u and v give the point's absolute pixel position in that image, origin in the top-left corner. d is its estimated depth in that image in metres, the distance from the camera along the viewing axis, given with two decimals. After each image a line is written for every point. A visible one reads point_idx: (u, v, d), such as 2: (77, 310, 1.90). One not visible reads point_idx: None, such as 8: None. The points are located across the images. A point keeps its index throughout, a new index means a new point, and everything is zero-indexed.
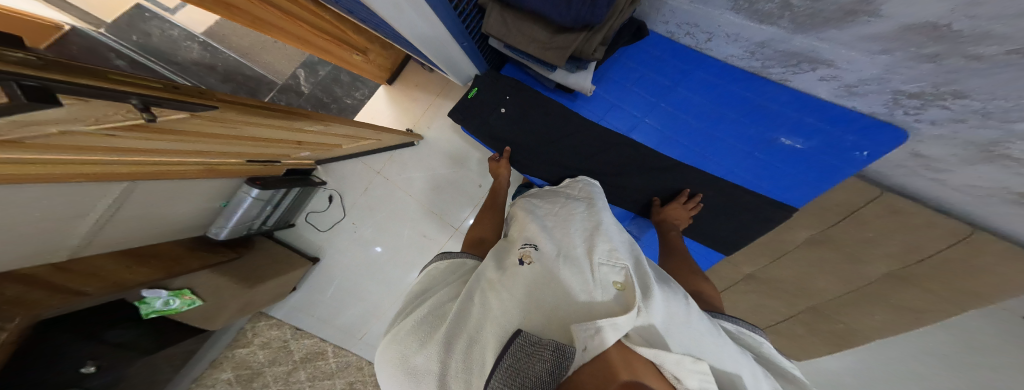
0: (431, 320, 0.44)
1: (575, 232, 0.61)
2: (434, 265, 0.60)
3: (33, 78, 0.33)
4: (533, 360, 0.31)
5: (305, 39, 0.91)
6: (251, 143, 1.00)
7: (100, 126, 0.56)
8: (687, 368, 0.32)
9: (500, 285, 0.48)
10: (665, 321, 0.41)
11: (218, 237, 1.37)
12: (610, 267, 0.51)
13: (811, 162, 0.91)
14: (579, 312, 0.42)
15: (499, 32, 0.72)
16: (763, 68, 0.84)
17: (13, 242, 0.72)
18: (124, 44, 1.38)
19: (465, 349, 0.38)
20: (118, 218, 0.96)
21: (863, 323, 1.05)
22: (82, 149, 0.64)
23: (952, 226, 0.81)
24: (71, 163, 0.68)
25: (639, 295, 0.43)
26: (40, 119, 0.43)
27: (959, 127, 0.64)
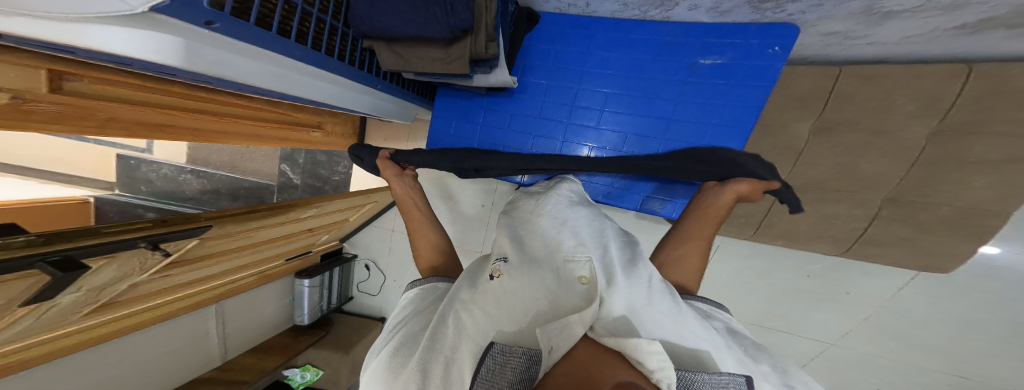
0: (404, 347, 0.44)
1: (544, 229, 0.58)
2: (405, 297, 0.57)
3: (56, 252, 0.41)
4: (505, 370, 0.33)
5: (256, 135, 0.94)
6: (274, 244, 1.10)
7: (151, 273, 0.67)
8: (647, 350, 0.30)
9: (473, 302, 0.45)
10: (631, 308, 0.41)
11: (304, 322, 1.56)
12: (578, 262, 0.48)
13: (738, 77, 0.71)
14: (543, 312, 0.41)
15: (397, 64, 0.55)
16: (645, 13, 0.72)
17: (150, 375, 0.94)
18: (140, 197, 1.49)
19: (440, 370, 0.39)
20: (229, 328, 1.22)
21: (974, 199, 0.73)
22: (148, 296, 0.79)
23: (943, 67, 0.70)
24: (141, 313, 0.82)
25: (602, 284, 0.42)
26: (97, 280, 0.54)
27: (827, 8, 0.55)
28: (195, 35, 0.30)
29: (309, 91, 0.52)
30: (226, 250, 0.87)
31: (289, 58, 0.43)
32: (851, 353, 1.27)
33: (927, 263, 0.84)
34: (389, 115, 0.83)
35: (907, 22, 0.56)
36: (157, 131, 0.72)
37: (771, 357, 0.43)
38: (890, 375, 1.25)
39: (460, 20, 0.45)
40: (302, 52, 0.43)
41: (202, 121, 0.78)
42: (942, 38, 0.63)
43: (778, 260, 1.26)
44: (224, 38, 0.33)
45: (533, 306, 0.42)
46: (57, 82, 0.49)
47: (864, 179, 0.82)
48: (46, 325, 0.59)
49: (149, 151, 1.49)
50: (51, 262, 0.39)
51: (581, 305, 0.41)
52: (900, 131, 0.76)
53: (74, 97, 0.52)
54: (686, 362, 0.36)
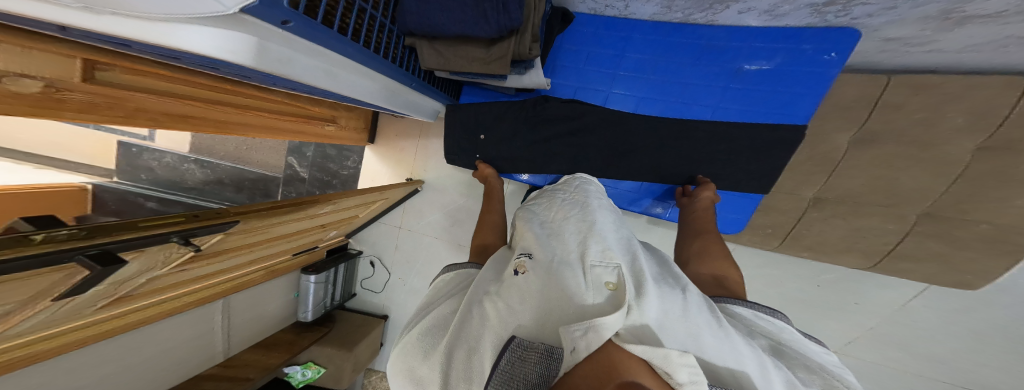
0: (434, 330, 0.46)
1: (570, 230, 0.55)
2: (441, 277, 0.59)
3: (94, 245, 0.39)
4: (524, 364, 0.31)
5: (274, 127, 0.92)
6: (285, 240, 1.08)
7: (171, 267, 0.66)
8: (675, 362, 0.26)
9: (498, 294, 0.44)
10: (660, 319, 0.35)
11: (307, 319, 1.55)
12: (605, 268, 0.44)
13: (778, 85, 0.70)
14: (565, 311, 0.37)
15: (437, 63, 0.53)
16: (687, 16, 0.69)
17: (165, 366, 0.94)
18: (138, 185, 1.46)
19: (464, 358, 0.38)
20: (234, 322, 1.21)
21: (1008, 216, 0.71)
22: (163, 289, 0.77)
23: (999, 79, 0.66)
24: (155, 305, 0.81)
25: (630, 292, 0.38)
26: (124, 275, 0.51)
27: (898, 12, 0.53)
28: (273, 37, 0.29)
29: (354, 89, 0.51)
30: (242, 245, 0.85)
31: (344, 56, 0.41)
32: (855, 362, 1.24)
33: (959, 280, 0.82)
34: (413, 114, 0.81)
35: (983, 28, 0.54)
36: (181, 122, 0.70)
37: (834, 378, 0.35)
38: None
39: (509, 19, 0.43)
40: (353, 49, 0.41)
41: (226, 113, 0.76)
42: (1004, 49, 0.61)
43: (792, 270, 1.22)
44: (293, 35, 0.31)
45: (554, 302, 0.39)
46: (91, 72, 0.48)
47: (901, 192, 0.80)
48: (63, 319, 0.57)
49: (151, 138, 1.47)
50: (91, 254, 0.38)
51: (606, 307, 0.36)
52: (946, 145, 0.73)
53: (106, 87, 0.51)
54: (727, 382, 0.31)
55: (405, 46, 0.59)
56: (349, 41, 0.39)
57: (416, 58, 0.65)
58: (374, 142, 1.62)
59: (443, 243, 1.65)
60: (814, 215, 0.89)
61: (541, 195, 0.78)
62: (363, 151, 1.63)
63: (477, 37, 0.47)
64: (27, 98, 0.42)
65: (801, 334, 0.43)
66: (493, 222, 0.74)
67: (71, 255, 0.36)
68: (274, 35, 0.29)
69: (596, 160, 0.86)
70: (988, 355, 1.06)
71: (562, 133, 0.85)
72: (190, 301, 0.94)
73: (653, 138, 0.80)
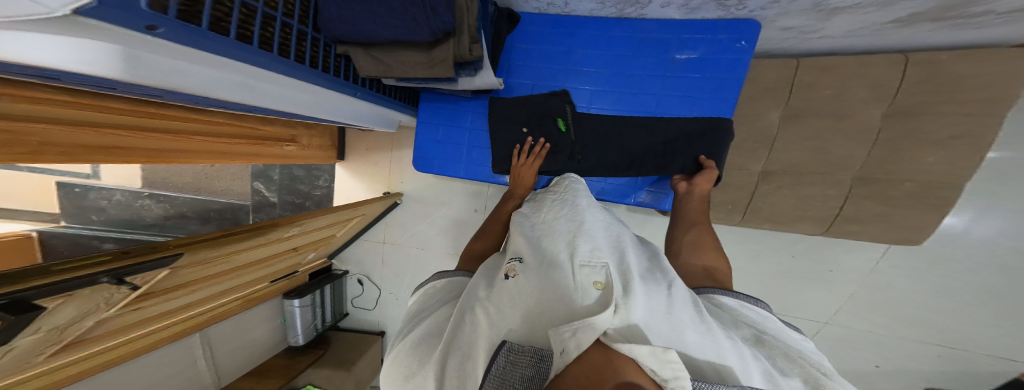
0: (428, 339, 0.46)
1: (559, 231, 0.54)
2: (431, 284, 0.59)
3: (4, 295, 0.37)
4: (514, 368, 0.33)
5: (220, 150, 0.89)
6: (258, 266, 1.02)
7: (120, 307, 0.62)
8: (659, 358, 0.28)
9: (489, 299, 0.45)
10: (648, 317, 0.35)
11: (299, 342, 1.48)
12: (594, 267, 0.44)
13: (707, 72, 0.75)
14: (553, 312, 0.38)
15: (376, 70, 0.54)
16: (622, 11, 0.74)
17: None
18: (88, 227, 1.38)
19: (457, 364, 0.40)
20: (219, 353, 1.15)
21: (922, 173, 0.78)
22: (128, 327, 0.73)
23: (888, 57, 0.76)
24: (123, 345, 0.77)
25: (618, 291, 0.38)
26: (52, 323, 0.48)
27: (782, 5, 0.60)
28: (144, 45, 0.27)
29: (278, 101, 0.51)
30: (203, 278, 0.80)
31: (253, 67, 0.40)
32: (842, 330, 1.29)
33: (899, 237, 0.86)
34: (369, 124, 0.81)
35: (851, 17, 0.61)
36: (107, 154, 0.67)
37: (812, 367, 0.39)
38: (896, 360, 1.26)
39: (441, 22, 0.45)
40: (263, 58, 0.40)
41: (159, 141, 0.74)
42: (878, 32, 0.68)
43: (764, 242, 1.28)
44: (171, 43, 0.29)
45: (542, 305, 0.40)
46: None
47: (832, 160, 0.85)
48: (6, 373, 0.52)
49: (97, 176, 1.39)
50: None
51: (595, 308, 0.36)
52: (857, 115, 0.80)
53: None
54: (708, 376, 0.32)
55: (339, 55, 0.60)
56: (254, 50, 0.38)
57: (354, 67, 0.65)
58: (344, 158, 1.60)
59: (431, 252, 1.62)
60: (765, 187, 0.93)
61: (530, 200, 0.75)
62: (334, 169, 1.61)
63: (413, 41, 0.49)
64: None
65: (780, 322, 0.48)
66: None
67: None
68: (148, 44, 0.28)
69: (564, 154, 0.83)
70: (945, 307, 1.14)
71: (525, 130, 0.83)
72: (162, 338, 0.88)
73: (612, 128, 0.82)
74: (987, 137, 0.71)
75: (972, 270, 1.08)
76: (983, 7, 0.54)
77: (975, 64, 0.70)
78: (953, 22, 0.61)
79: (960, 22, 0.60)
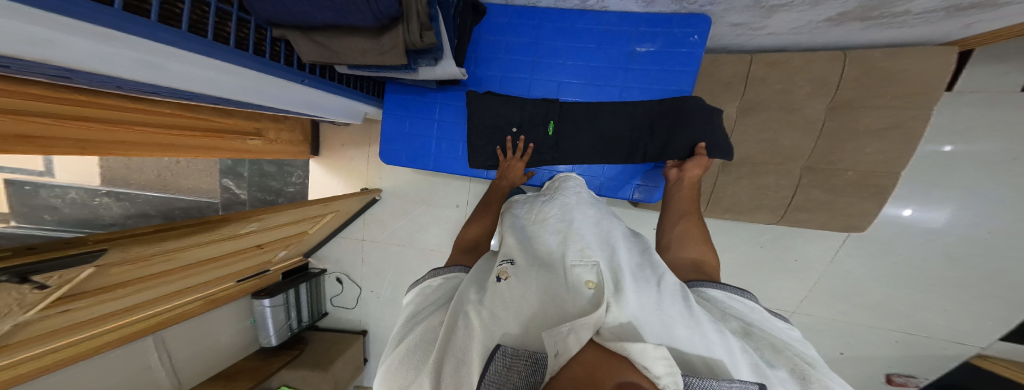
0: (421, 346, 0.44)
1: (548, 231, 0.55)
2: (427, 283, 0.55)
3: None
4: (511, 372, 0.31)
5: (168, 142, 0.83)
6: (215, 264, 0.98)
7: (43, 308, 0.57)
8: (649, 354, 0.28)
9: (481, 301, 0.43)
10: (639, 314, 0.37)
11: (272, 344, 1.43)
12: (585, 267, 0.45)
13: (664, 66, 0.77)
14: (547, 314, 0.38)
15: (321, 56, 0.53)
16: (584, 2, 0.75)
17: None
18: (38, 228, 1.25)
19: (452, 371, 0.36)
20: (177, 358, 1.10)
21: (862, 163, 0.84)
22: (58, 332, 0.68)
23: (827, 54, 0.80)
24: (54, 350, 0.72)
25: (610, 291, 0.39)
26: None
27: None
28: (40, 24, 0.25)
29: (180, 82, 0.44)
30: (147, 277, 0.76)
31: (154, 43, 0.37)
32: (809, 319, 1.36)
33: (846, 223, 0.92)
34: (320, 114, 0.78)
35: (790, 15, 0.64)
36: (29, 144, 0.58)
37: (789, 353, 0.40)
38: (856, 340, 1.34)
39: (384, 7, 0.44)
40: (163, 34, 0.37)
41: (93, 131, 0.66)
42: (816, 30, 0.72)
43: (733, 233, 1.34)
44: (62, 18, 0.27)
45: (537, 308, 0.39)
46: None
47: (783, 150, 0.88)
48: None
49: (50, 173, 1.28)
50: None
51: (589, 308, 0.37)
52: (804, 108, 0.84)
53: None
54: (698, 369, 0.34)
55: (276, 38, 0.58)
56: (153, 24, 0.36)
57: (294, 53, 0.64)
58: (318, 154, 1.55)
59: (410, 248, 1.60)
60: (725, 178, 0.96)
61: (519, 202, 0.74)
62: (307, 165, 1.56)
63: (357, 25, 0.48)
64: None
65: (769, 314, 0.47)
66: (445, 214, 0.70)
67: None
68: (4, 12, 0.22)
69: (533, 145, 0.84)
70: (894, 290, 1.22)
71: (494, 120, 0.83)
72: (106, 341, 0.85)
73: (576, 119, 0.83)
74: (915, 130, 0.78)
75: (914, 255, 1.17)
76: (901, 7, 0.58)
77: (904, 61, 0.75)
78: (879, 21, 0.65)
79: (884, 21, 0.64)
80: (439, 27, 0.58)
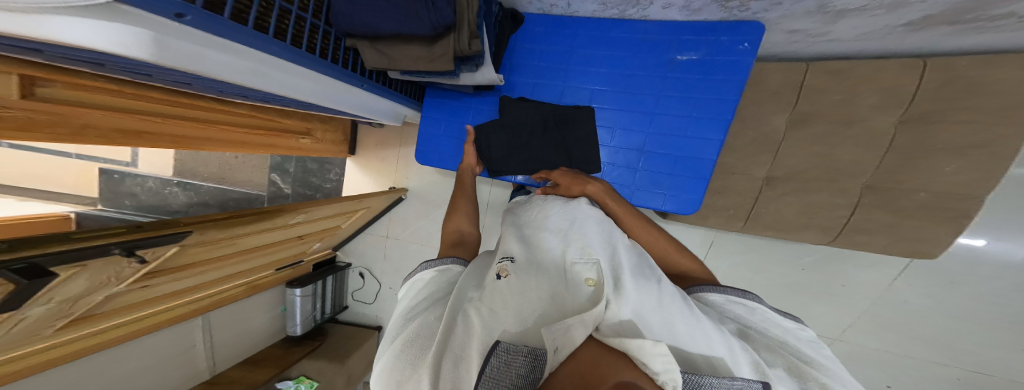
0: (417, 341, 0.41)
1: (550, 231, 0.57)
2: (420, 275, 0.53)
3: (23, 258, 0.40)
4: (511, 368, 0.32)
5: (240, 140, 0.93)
6: (263, 252, 1.06)
7: (131, 283, 0.65)
8: (649, 351, 0.31)
9: (482, 299, 0.44)
10: (638, 311, 0.41)
11: (296, 333, 1.51)
12: (584, 264, 0.48)
13: (708, 74, 0.74)
14: (548, 313, 0.41)
15: (380, 63, 0.56)
16: (624, 12, 0.75)
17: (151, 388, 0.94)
18: (123, 211, 1.47)
19: (450, 368, 0.36)
20: (218, 339, 1.19)
21: (938, 183, 0.75)
22: (133, 306, 0.76)
23: (901, 62, 0.74)
24: (131, 322, 0.81)
25: (609, 288, 0.43)
26: (65, 293, 0.51)
27: (785, 7, 0.60)
28: (185, 38, 0.30)
29: (292, 90, 0.51)
30: (208, 260, 0.83)
31: (267, 56, 0.42)
32: (852, 347, 1.25)
33: (912, 249, 0.83)
34: (374, 117, 0.81)
35: (860, 20, 0.60)
36: (138, 138, 0.72)
37: (789, 354, 0.42)
38: (906, 375, 1.21)
39: (441, 17, 0.47)
40: (276, 48, 0.43)
41: (184, 129, 0.77)
42: (890, 36, 0.67)
43: (771, 253, 1.25)
44: (198, 33, 0.31)
45: (539, 306, 0.42)
46: (31, 88, 0.46)
47: (841, 167, 0.83)
48: (16, 341, 0.55)
49: (134, 164, 1.48)
50: (18, 269, 0.38)
51: (587, 305, 0.41)
52: (870, 120, 0.79)
53: (46, 103, 0.49)
54: (701, 367, 0.37)
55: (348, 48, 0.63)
56: (269, 39, 0.42)
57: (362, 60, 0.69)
58: (354, 153, 1.64)
59: (431, 249, 1.63)
60: (769, 194, 0.93)
61: (523, 203, 0.74)
62: (343, 163, 1.64)
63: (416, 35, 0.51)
64: None
65: (771, 310, 0.49)
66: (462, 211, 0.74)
67: None
68: (173, 31, 0.28)
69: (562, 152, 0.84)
70: (967, 330, 1.08)
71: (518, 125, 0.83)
72: (165, 319, 0.92)
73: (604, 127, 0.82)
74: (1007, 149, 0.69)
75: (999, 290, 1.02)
76: (1001, 10, 0.52)
77: (999, 70, 0.67)
78: (970, 25, 0.59)
79: (977, 25, 0.58)
80: (484, 34, 0.60)
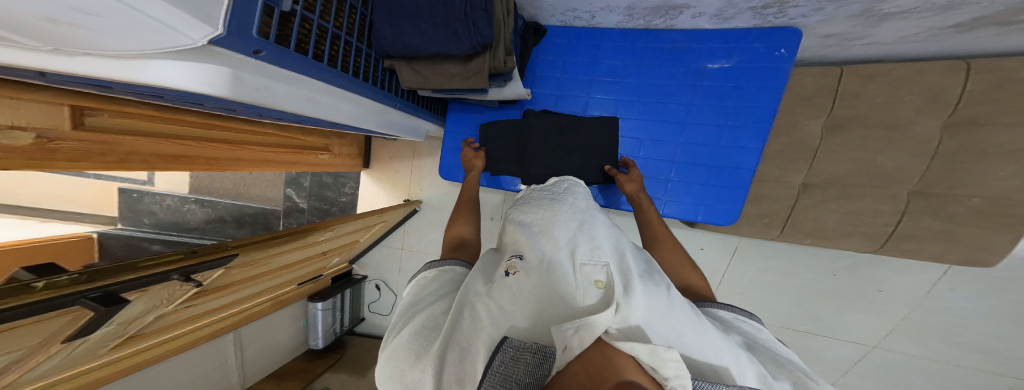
0: (425, 333, 0.42)
1: (560, 224, 0.48)
2: (423, 275, 0.53)
3: (96, 289, 0.41)
4: (518, 364, 0.30)
5: (267, 159, 0.94)
6: (287, 270, 1.05)
7: (178, 303, 0.65)
8: (662, 356, 0.26)
9: (489, 294, 0.40)
10: (652, 319, 0.32)
11: (318, 346, 1.50)
12: (594, 266, 0.40)
13: (742, 81, 0.72)
14: (556, 310, 0.35)
15: (417, 82, 0.59)
16: (649, 23, 0.75)
17: None
18: (142, 229, 1.49)
19: (456, 360, 0.36)
20: (247, 355, 1.19)
21: (995, 188, 0.70)
22: (178, 323, 0.76)
23: (943, 63, 0.72)
24: (173, 339, 0.81)
25: (618, 290, 0.34)
26: (126, 317, 0.52)
27: (826, 12, 0.58)
28: (250, 69, 0.32)
29: (339, 115, 0.52)
30: (246, 278, 0.84)
31: (324, 83, 0.45)
32: (900, 358, 1.17)
33: (966, 257, 0.77)
34: (405, 134, 0.81)
35: (905, 23, 0.59)
36: (176, 162, 0.75)
37: (797, 371, 0.37)
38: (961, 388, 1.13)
39: (481, 35, 0.49)
40: (332, 75, 0.45)
41: (217, 151, 0.80)
42: (934, 37, 0.65)
43: (800, 258, 1.19)
44: (267, 64, 0.34)
45: (545, 303, 0.36)
46: (80, 118, 0.53)
47: (884, 173, 0.80)
48: (78, 361, 0.56)
49: (151, 183, 1.51)
50: (93, 297, 0.40)
51: (598, 308, 0.33)
52: (912, 124, 0.76)
53: (95, 133, 0.56)
54: (706, 375, 0.31)
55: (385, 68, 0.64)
56: (325, 67, 0.43)
57: (397, 80, 0.69)
58: (369, 166, 1.65)
59: None
60: (806, 201, 0.90)
61: (528, 195, 0.67)
62: (358, 177, 1.65)
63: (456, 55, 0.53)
64: (22, 150, 0.48)
65: (775, 342, 0.45)
66: (465, 216, 0.71)
67: (71, 298, 0.37)
68: (251, 67, 0.32)
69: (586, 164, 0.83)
70: None
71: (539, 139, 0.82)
72: (199, 337, 0.91)
73: (633, 138, 0.81)
74: None
75: None
76: None
77: None
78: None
79: None
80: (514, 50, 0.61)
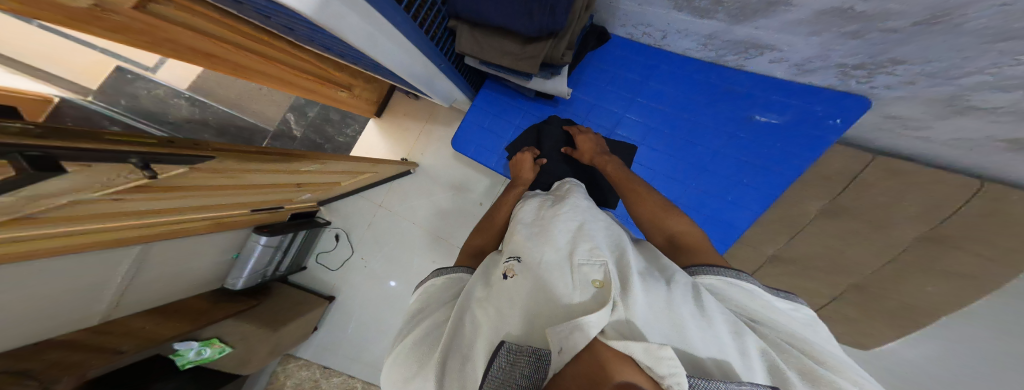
0: (428, 341, 0.38)
1: (558, 223, 0.48)
2: (430, 282, 0.49)
3: (40, 147, 0.34)
4: (514, 368, 0.26)
5: (290, 81, 0.87)
6: (251, 191, 0.96)
7: (106, 193, 0.55)
8: (654, 355, 0.20)
9: (490, 300, 0.39)
10: (649, 318, 0.30)
11: (235, 287, 1.32)
12: (592, 266, 0.39)
13: (785, 139, 0.73)
14: (553, 316, 0.32)
15: (472, 51, 0.57)
16: (719, 57, 0.75)
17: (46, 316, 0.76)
18: (113, 110, 1.34)
19: (459, 371, 0.32)
20: (149, 276, 1.00)
21: (921, 298, 0.84)
22: (87, 219, 0.64)
23: (961, 179, 0.74)
24: (72, 235, 0.69)
25: (617, 289, 0.33)
26: (46, 190, 0.44)
27: (915, 88, 0.59)
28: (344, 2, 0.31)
29: (388, 60, 0.49)
30: (195, 186, 0.73)
31: (393, 29, 0.43)
32: None
33: (855, 340, 0.98)
34: (434, 96, 0.78)
35: (974, 122, 0.61)
36: (207, 60, 0.66)
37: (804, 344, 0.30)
38: None
39: (553, 23, 0.47)
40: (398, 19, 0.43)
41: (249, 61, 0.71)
42: (974, 148, 0.68)
43: None
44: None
45: (545, 306, 0.34)
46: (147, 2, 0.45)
47: (844, 264, 0.90)
48: None
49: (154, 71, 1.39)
50: (30, 156, 0.33)
51: (591, 306, 0.32)
52: (892, 227, 0.82)
53: (157, 20, 0.48)
54: (712, 375, 0.25)
55: (445, 28, 0.62)
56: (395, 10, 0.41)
57: (451, 40, 0.68)
58: (379, 116, 1.58)
59: (419, 230, 1.54)
60: (767, 271, 1.00)
61: (535, 195, 0.65)
62: (366, 122, 1.58)
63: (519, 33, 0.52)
64: (70, 11, 0.39)
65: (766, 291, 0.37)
66: None
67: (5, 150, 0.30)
68: None
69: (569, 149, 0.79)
70: None
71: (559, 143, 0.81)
72: (102, 240, 0.77)
73: (654, 167, 0.81)
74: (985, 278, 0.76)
75: None
76: None
77: None
78: None
79: None
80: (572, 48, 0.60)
